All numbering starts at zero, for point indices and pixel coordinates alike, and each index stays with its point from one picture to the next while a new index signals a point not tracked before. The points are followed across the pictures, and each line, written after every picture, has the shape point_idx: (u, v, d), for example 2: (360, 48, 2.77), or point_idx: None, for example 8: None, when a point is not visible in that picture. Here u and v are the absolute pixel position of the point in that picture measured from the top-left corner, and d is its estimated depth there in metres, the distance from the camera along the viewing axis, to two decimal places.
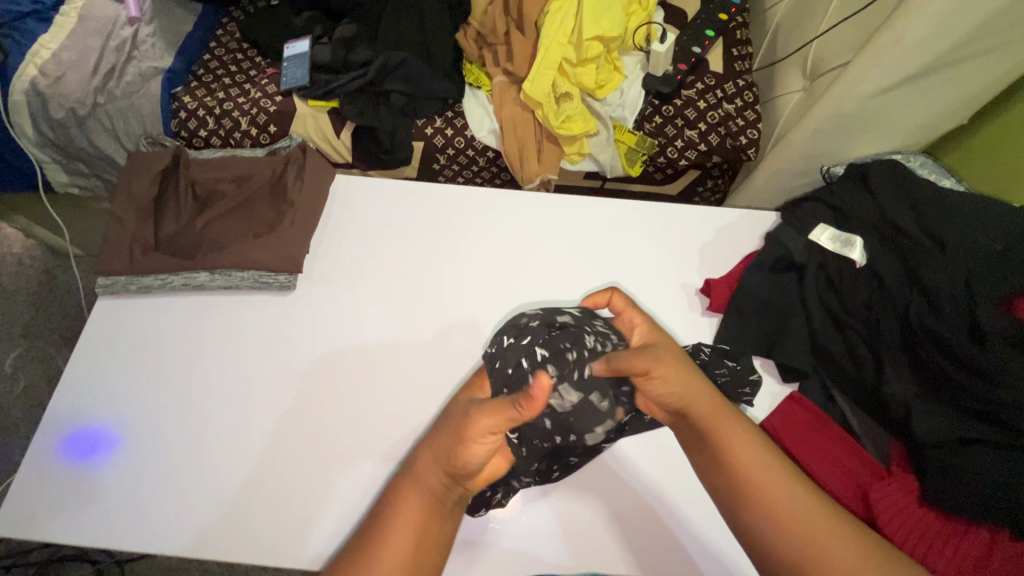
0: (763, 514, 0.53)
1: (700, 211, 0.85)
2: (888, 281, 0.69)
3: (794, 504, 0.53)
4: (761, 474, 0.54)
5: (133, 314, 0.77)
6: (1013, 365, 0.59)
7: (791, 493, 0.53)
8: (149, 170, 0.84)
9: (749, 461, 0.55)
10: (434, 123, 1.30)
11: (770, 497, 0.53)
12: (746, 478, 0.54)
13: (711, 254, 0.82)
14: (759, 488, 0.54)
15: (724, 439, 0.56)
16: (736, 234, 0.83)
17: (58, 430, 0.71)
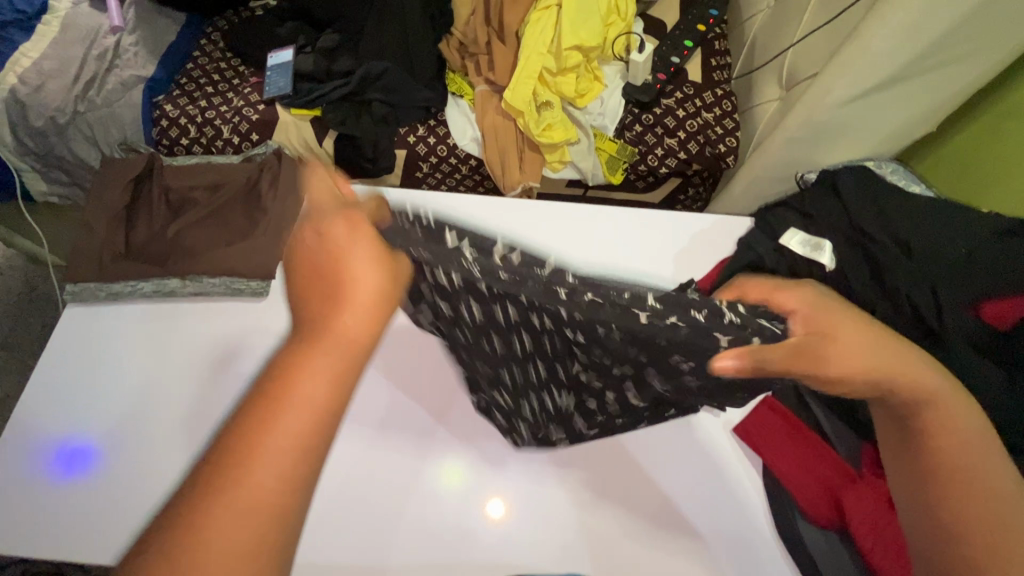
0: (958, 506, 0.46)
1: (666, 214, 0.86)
2: (855, 286, 0.70)
3: (1003, 502, 0.46)
4: (962, 455, 0.48)
5: (100, 320, 0.75)
6: (975, 367, 0.59)
7: (1001, 493, 0.47)
8: (121, 176, 0.82)
9: (958, 450, 0.48)
10: (416, 131, 1.30)
11: (970, 491, 0.47)
12: (947, 461, 0.48)
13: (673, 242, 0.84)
14: (954, 472, 0.47)
15: (933, 413, 0.49)
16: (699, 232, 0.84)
17: (22, 438, 0.69)
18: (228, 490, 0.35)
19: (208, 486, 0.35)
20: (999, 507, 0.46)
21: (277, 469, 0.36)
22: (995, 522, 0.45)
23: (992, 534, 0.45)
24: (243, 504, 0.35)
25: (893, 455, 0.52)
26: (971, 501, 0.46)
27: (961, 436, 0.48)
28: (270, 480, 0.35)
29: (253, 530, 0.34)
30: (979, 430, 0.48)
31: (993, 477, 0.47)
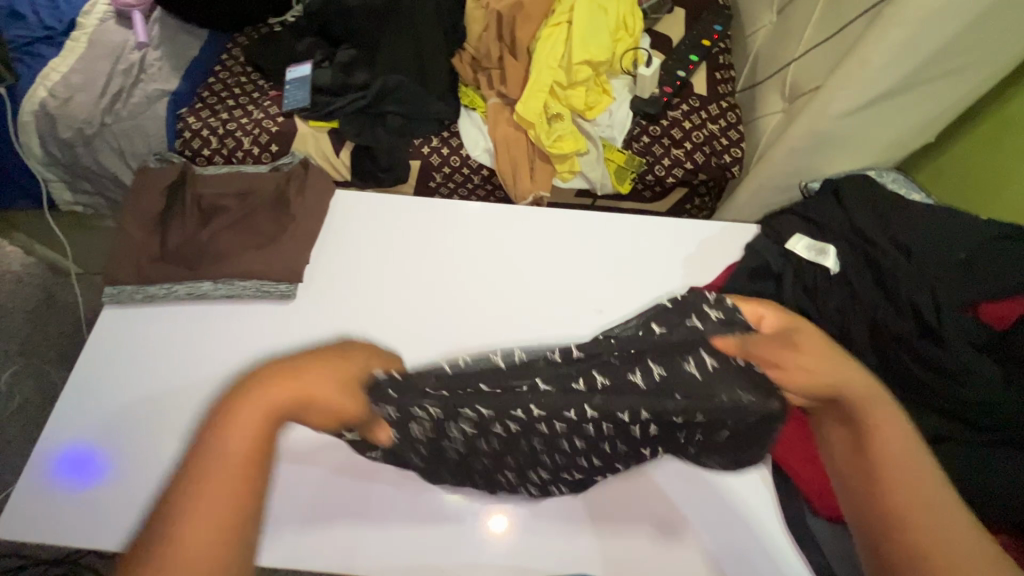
0: (884, 498, 0.47)
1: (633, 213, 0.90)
2: (859, 289, 0.72)
3: (936, 501, 0.46)
4: (895, 448, 0.49)
5: (139, 323, 0.79)
6: (976, 364, 0.62)
7: (929, 495, 0.47)
8: (154, 184, 0.86)
9: (892, 444, 0.50)
10: (430, 143, 1.35)
11: (891, 484, 0.48)
12: (883, 467, 0.49)
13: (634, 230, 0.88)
14: (882, 467, 0.49)
15: (870, 414, 0.52)
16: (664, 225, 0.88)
17: (62, 436, 0.72)
18: (195, 485, 0.40)
19: (167, 515, 0.40)
20: (939, 526, 0.45)
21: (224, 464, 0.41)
22: (930, 527, 0.45)
23: (923, 539, 0.44)
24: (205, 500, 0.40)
25: (829, 462, 0.55)
26: (916, 517, 0.46)
27: (892, 432, 0.50)
28: (192, 540, 0.39)
29: (211, 522, 0.39)
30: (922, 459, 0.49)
31: (936, 500, 0.46)
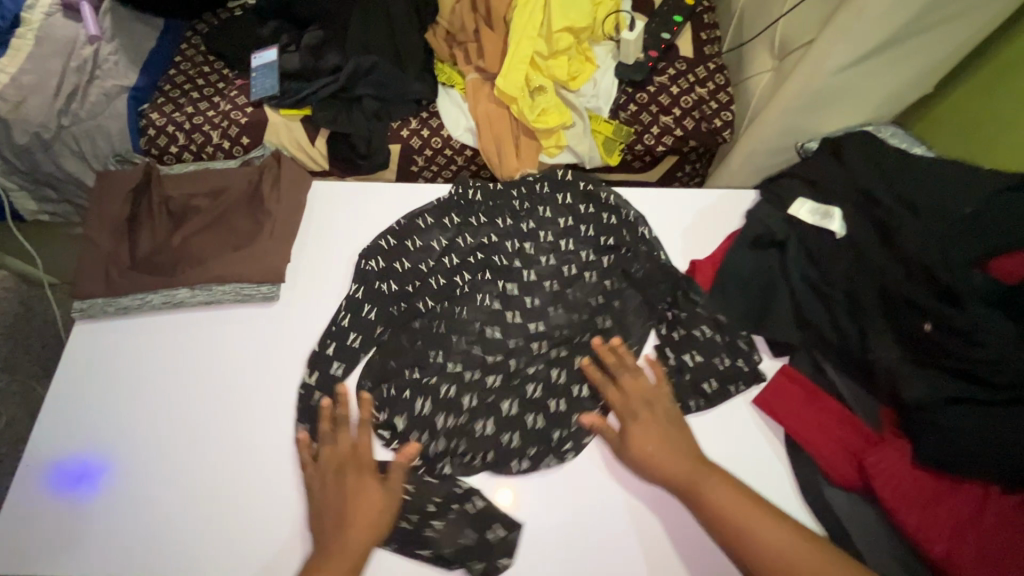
0: (760, 570, 0.56)
1: (550, 177, 0.87)
2: (866, 251, 0.69)
3: (803, 562, 0.56)
4: (728, 501, 0.60)
5: (116, 334, 0.75)
6: (991, 323, 0.60)
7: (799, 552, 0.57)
8: (117, 188, 0.81)
9: (722, 498, 0.60)
10: (408, 125, 1.29)
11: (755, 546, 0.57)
12: (729, 516, 0.59)
13: (555, 193, 0.85)
14: (731, 531, 0.58)
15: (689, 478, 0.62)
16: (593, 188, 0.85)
17: (47, 454, 0.69)
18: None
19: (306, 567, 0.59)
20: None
21: (339, 569, 0.58)
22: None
23: None
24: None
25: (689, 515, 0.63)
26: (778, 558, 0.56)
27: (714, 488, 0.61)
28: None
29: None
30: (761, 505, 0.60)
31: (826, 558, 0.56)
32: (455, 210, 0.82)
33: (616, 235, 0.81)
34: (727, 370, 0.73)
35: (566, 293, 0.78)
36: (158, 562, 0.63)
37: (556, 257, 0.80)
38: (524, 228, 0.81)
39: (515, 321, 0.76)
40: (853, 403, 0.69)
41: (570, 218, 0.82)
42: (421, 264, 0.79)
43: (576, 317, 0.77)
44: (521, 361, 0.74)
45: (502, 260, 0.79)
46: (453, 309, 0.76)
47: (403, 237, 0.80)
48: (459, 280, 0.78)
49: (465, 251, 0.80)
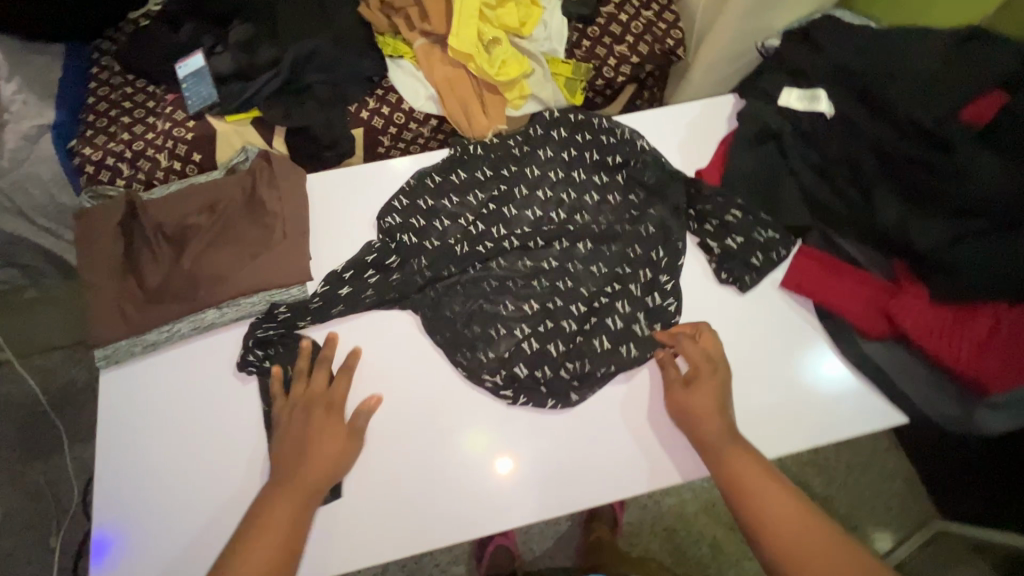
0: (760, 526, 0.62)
1: (538, 120, 0.87)
2: (856, 123, 0.75)
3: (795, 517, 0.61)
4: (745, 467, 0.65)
5: (151, 372, 0.72)
6: (979, 160, 0.68)
7: (785, 506, 0.62)
8: (100, 226, 0.75)
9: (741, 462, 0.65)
10: (367, 105, 1.24)
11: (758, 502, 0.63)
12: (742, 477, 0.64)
13: (551, 134, 0.86)
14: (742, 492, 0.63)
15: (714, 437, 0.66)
16: (585, 119, 0.87)
17: (119, 503, 0.67)
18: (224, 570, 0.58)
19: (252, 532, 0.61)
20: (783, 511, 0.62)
21: (285, 519, 0.61)
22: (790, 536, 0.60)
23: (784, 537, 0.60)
24: (252, 560, 0.58)
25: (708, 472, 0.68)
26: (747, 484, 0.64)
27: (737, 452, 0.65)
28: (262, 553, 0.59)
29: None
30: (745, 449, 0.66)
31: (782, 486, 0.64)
32: (460, 164, 0.83)
33: (620, 156, 0.84)
34: (761, 266, 0.78)
35: (592, 229, 0.80)
36: None
37: (572, 192, 0.82)
38: (530, 168, 0.83)
39: (550, 259, 0.79)
40: (868, 264, 0.76)
41: (571, 147, 0.85)
42: (442, 221, 0.80)
43: (605, 241, 0.80)
44: (562, 297, 0.77)
45: (513, 209, 0.81)
46: (479, 256, 0.79)
47: (415, 198, 0.81)
48: (482, 231, 0.80)
49: (479, 201, 0.81)
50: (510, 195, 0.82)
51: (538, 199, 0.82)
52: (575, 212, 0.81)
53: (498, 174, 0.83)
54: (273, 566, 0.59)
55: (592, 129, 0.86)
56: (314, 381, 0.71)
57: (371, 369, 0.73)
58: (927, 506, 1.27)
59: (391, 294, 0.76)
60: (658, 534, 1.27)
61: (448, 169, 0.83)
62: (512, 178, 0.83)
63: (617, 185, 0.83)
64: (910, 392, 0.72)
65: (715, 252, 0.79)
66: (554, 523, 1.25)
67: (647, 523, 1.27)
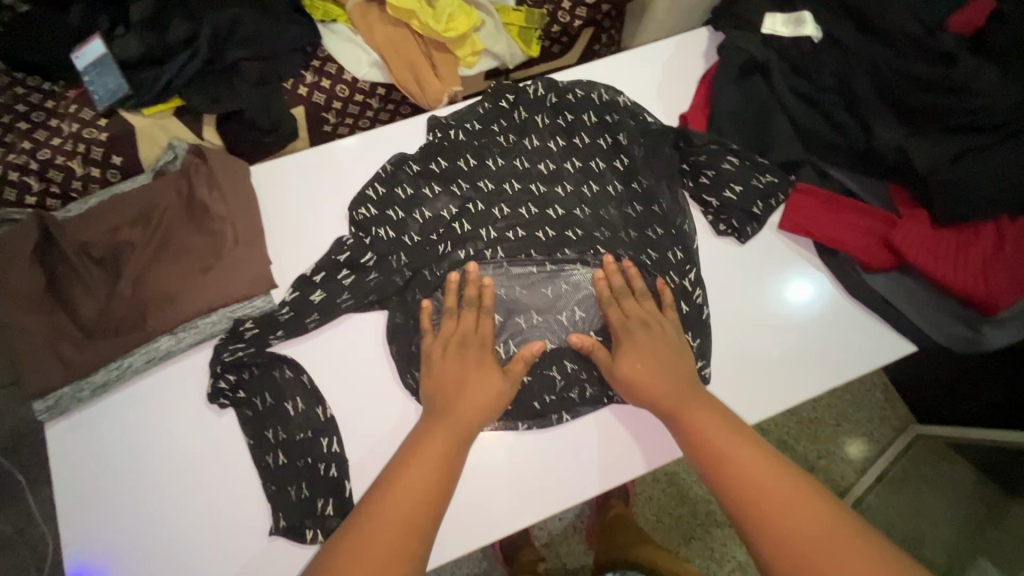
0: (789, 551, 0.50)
1: (514, 90, 0.78)
2: (848, 43, 0.70)
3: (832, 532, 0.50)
4: (767, 483, 0.54)
5: (106, 417, 0.63)
6: (979, 72, 0.64)
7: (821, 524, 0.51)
8: (10, 257, 0.63)
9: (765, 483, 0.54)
10: (304, 80, 1.11)
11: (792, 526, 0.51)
12: (760, 498, 0.54)
13: (530, 110, 0.77)
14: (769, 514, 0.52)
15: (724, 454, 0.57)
16: (563, 94, 0.77)
17: (98, 568, 0.60)
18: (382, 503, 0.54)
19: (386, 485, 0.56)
20: (801, 520, 0.51)
21: (443, 444, 0.59)
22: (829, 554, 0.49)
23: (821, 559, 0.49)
24: (404, 479, 0.56)
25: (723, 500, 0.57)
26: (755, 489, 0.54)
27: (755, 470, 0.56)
28: (402, 510, 0.54)
29: (400, 517, 0.53)
30: (758, 461, 0.57)
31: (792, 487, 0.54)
32: (429, 153, 0.74)
33: (604, 121, 0.77)
34: (761, 214, 0.73)
35: (581, 211, 0.73)
36: None
37: (568, 183, 0.74)
38: (507, 152, 0.75)
39: (537, 251, 0.72)
40: (865, 194, 0.73)
41: (548, 116, 0.77)
42: (414, 216, 0.72)
43: (594, 221, 0.73)
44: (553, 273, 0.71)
45: (506, 207, 0.73)
46: (459, 253, 0.71)
47: (391, 186, 0.72)
48: (459, 222, 0.72)
49: (450, 193, 0.73)
50: (488, 183, 0.74)
51: (520, 186, 0.74)
52: (557, 194, 0.74)
53: (473, 160, 0.74)
54: (425, 495, 0.55)
55: (573, 106, 0.77)
56: (303, 402, 0.64)
57: (354, 388, 0.66)
58: (904, 413, 1.29)
59: (364, 289, 0.68)
60: (661, 482, 1.28)
61: (416, 160, 0.73)
62: (488, 163, 0.74)
63: (613, 170, 0.75)
64: (916, 318, 0.70)
65: (713, 204, 0.74)
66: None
67: (649, 473, 1.28)
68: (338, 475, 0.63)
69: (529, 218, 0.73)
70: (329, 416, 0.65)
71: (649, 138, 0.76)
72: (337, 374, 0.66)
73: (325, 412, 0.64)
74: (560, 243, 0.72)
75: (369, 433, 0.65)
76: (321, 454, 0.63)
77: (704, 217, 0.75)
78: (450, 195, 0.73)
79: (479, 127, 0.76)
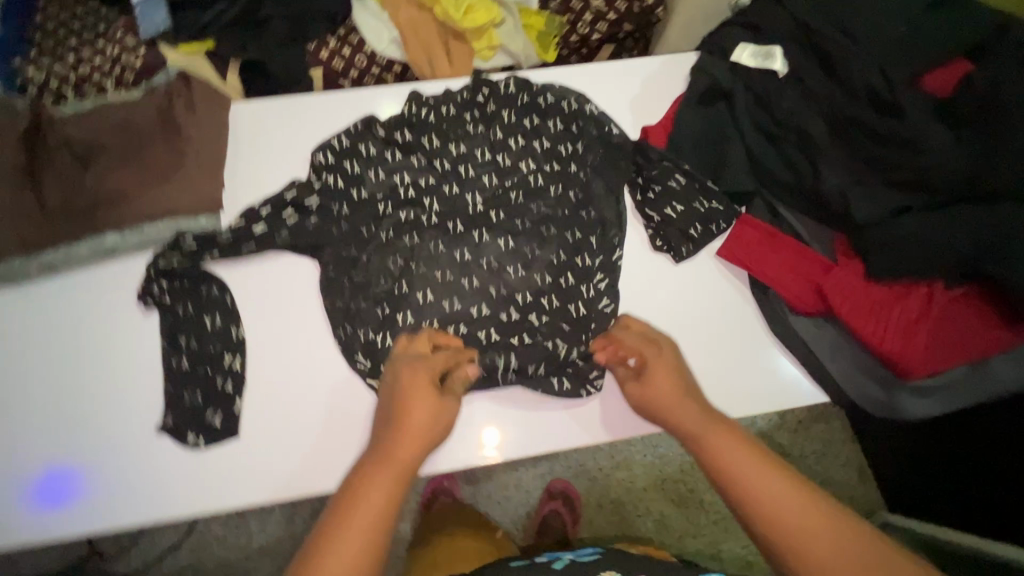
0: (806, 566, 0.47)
1: (486, 80, 0.80)
2: (811, 83, 0.71)
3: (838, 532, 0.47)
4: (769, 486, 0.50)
5: (48, 295, 0.69)
6: (929, 130, 0.64)
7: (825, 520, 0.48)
8: (0, 137, 0.70)
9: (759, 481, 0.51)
10: (327, 45, 1.17)
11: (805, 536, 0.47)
12: (762, 499, 0.50)
13: (500, 102, 0.79)
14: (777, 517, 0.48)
15: (718, 458, 0.53)
16: (534, 95, 0.79)
17: (7, 428, 0.65)
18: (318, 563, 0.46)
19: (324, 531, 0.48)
20: (783, 506, 0.49)
21: (390, 479, 0.53)
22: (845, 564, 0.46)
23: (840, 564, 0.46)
24: (347, 523, 0.49)
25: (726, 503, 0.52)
26: (751, 490, 0.50)
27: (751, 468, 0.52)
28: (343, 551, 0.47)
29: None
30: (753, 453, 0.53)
31: (779, 475, 0.51)
32: (393, 122, 0.78)
33: (565, 128, 0.79)
34: (699, 236, 0.74)
35: (523, 203, 0.76)
36: (154, 505, 0.64)
37: (518, 183, 0.77)
38: (467, 137, 0.78)
39: (472, 232, 0.75)
40: (810, 238, 0.72)
41: (513, 108, 0.79)
42: (366, 176, 0.75)
43: (535, 214, 0.76)
44: (485, 252, 0.74)
45: (454, 188, 0.76)
46: (398, 219, 0.74)
47: (354, 142, 0.76)
48: (407, 193, 0.76)
49: (402, 163, 0.76)
50: (439, 162, 0.77)
51: (469, 171, 0.77)
52: (501, 183, 0.77)
53: (430, 136, 0.78)
54: (368, 536, 0.48)
55: (540, 112, 0.79)
56: (223, 320, 0.69)
57: (274, 320, 0.70)
58: (878, 498, 1.23)
59: (302, 228, 0.72)
60: (604, 506, 1.26)
61: (380, 128, 0.77)
62: (444, 144, 0.78)
63: (563, 177, 0.77)
64: (831, 367, 0.69)
65: (654, 219, 0.75)
66: (504, 487, 1.25)
67: (594, 495, 1.26)
68: (233, 392, 0.67)
69: (471, 203, 0.76)
70: (241, 336, 0.69)
71: (605, 146, 0.78)
72: (263, 306, 0.70)
73: (238, 333, 0.69)
74: (497, 230, 0.75)
75: (271, 363, 0.68)
76: (221, 368, 0.68)
77: (643, 228, 0.76)
78: (403, 164, 0.76)
79: (445, 108, 0.79)
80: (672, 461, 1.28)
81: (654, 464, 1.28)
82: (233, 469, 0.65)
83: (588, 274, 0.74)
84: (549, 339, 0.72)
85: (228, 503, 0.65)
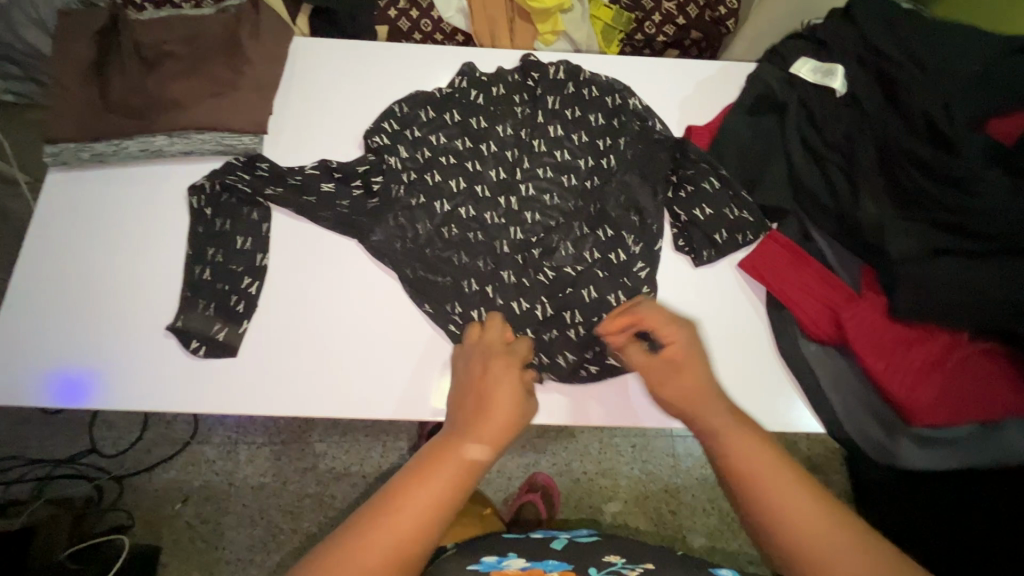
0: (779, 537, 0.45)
1: (534, 61, 0.80)
2: (867, 108, 0.70)
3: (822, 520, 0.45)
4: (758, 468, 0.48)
5: (94, 184, 0.73)
6: (981, 171, 0.62)
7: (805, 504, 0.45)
8: (81, 30, 0.74)
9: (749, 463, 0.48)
10: (397, 4, 1.16)
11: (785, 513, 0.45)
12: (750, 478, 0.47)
13: (548, 82, 0.79)
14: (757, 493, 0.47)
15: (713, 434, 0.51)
16: (582, 82, 0.79)
17: (33, 298, 0.70)
18: (377, 529, 0.43)
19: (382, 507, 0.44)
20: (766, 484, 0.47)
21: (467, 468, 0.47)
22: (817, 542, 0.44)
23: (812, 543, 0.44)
24: (403, 514, 0.44)
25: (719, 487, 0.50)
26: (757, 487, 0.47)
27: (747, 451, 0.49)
28: (397, 534, 0.43)
29: (394, 551, 0.43)
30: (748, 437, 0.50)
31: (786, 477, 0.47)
32: (439, 89, 0.79)
33: (608, 117, 0.78)
34: (725, 242, 0.72)
35: (554, 185, 0.76)
36: (150, 395, 0.67)
37: (553, 168, 0.76)
38: (510, 112, 0.78)
39: (498, 204, 0.75)
40: (837, 266, 0.71)
41: (560, 90, 0.79)
42: (403, 132, 0.76)
43: (565, 195, 0.76)
44: (510, 222, 0.74)
45: (491, 157, 0.76)
46: (431, 178, 0.75)
47: (398, 102, 0.78)
48: (443, 154, 0.76)
49: (439, 125, 0.77)
50: (478, 130, 0.77)
51: (505, 145, 0.77)
52: (536, 159, 0.76)
53: (472, 104, 0.78)
54: (426, 525, 0.44)
55: (585, 105, 0.79)
56: (250, 242, 0.71)
57: (305, 257, 0.72)
58: None
59: (339, 167, 0.74)
60: (581, 512, 1.23)
61: (425, 93, 0.79)
62: (484, 115, 0.78)
63: (598, 170, 0.76)
64: (834, 402, 0.67)
65: (681, 218, 0.74)
66: (487, 470, 1.26)
67: (573, 499, 1.25)
68: (243, 311, 0.69)
69: (501, 177, 0.76)
70: (265, 263, 0.71)
71: (648, 137, 0.77)
72: (289, 244, 0.72)
73: (262, 259, 0.71)
74: (523, 206, 0.75)
75: (285, 293, 0.71)
76: (238, 287, 0.70)
77: (671, 229, 0.75)
78: (443, 125, 0.77)
79: (491, 80, 0.79)
80: (658, 479, 1.27)
81: (639, 477, 1.27)
82: (232, 382, 0.68)
83: (608, 262, 0.73)
84: (556, 318, 0.70)
85: (219, 408, 0.67)
